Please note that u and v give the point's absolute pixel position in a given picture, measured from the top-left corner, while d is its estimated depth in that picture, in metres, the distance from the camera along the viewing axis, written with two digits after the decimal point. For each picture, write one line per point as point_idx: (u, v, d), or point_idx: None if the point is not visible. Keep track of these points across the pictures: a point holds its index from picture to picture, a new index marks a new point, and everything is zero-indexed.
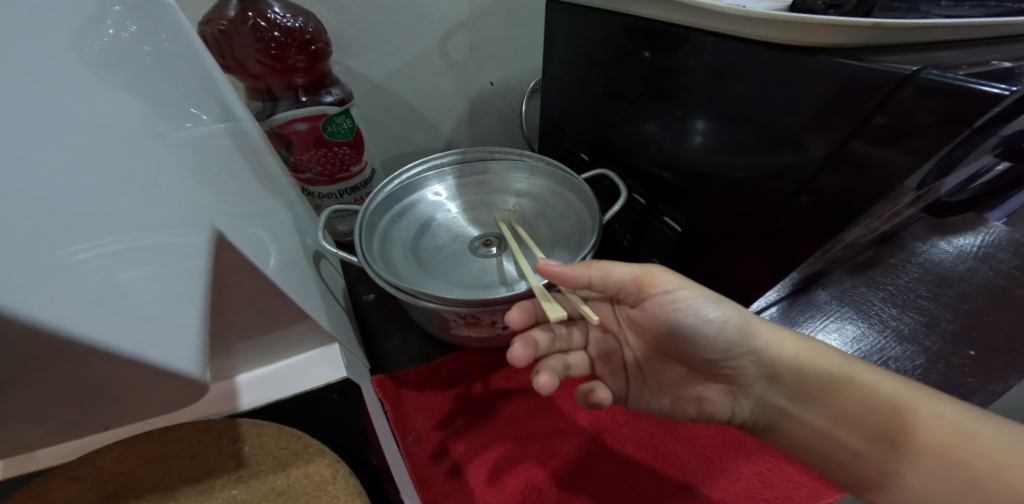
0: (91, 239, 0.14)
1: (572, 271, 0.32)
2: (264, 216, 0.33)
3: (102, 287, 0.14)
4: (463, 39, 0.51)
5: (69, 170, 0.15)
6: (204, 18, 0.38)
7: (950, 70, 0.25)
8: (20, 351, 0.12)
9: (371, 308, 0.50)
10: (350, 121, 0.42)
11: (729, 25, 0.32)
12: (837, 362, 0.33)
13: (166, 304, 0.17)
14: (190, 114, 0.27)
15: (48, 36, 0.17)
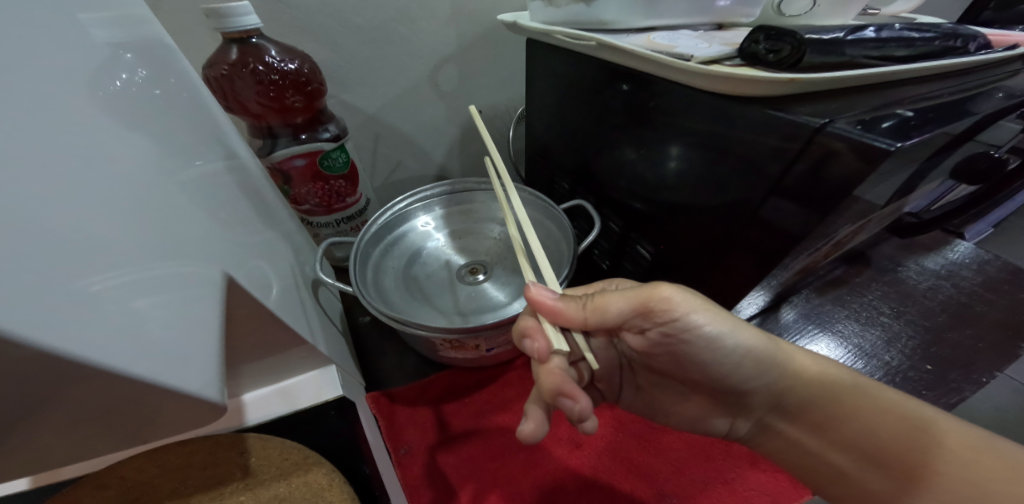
0: (102, 275, 0.18)
1: (565, 309, 0.33)
2: (265, 250, 0.36)
3: (113, 310, 0.18)
4: (452, 71, 0.55)
5: (89, 224, 0.18)
6: (208, 63, 0.41)
7: (853, 119, 0.29)
8: (47, 372, 0.15)
9: (367, 329, 0.53)
10: (345, 155, 0.45)
11: (682, 76, 0.36)
12: (851, 384, 0.36)
13: (165, 332, 0.20)
14: (198, 153, 0.30)
15: (79, 100, 0.20)
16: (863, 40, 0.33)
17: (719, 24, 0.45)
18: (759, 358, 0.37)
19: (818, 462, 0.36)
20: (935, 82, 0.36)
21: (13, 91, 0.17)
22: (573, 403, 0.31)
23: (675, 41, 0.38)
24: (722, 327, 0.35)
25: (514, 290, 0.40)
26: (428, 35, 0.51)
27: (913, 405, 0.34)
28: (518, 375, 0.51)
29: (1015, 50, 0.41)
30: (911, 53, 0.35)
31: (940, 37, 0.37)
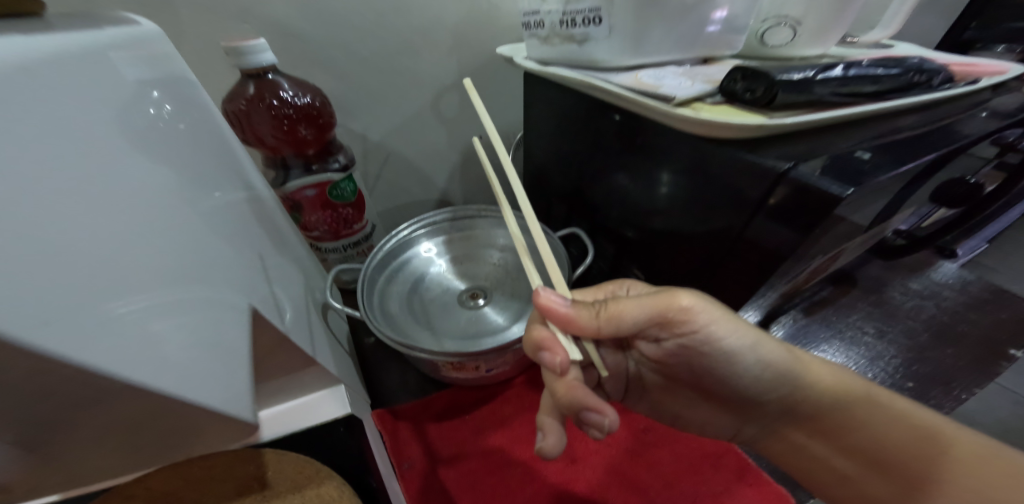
0: (126, 299, 0.19)
1: (577, 317, 0.34)
2: (279, 277, 0.39)
3: (144, 327, 0.20)
4: (452, 99, 0.61)
5: (120, 251, 0.20)
6: (227, 97, 0.44)
7: (815, 165, 0.32)
8: (84, 386, 0.17)
9: (372, 349, 0.56)
10: (353, 184, 0.48)
11: (663, 116, 0.38)
12: (864, 395, 0.40)
13: (185, 351, 0.22)
14: (217, 184, 0.33)
15: (115, 134, 0.23)
16: (829, 78, 0.36)
17: (705, 58, 0.49)
18: (774, 367, 0.40)
19: (826, 467, 0.41)
20: (903, 117, 0.39)
21: (71, 133, 0.20)
22: (601, 417, 0.31)
23: (661, 80, 0.40)
24: (743, 338, 0.38)
25: (511, 315, 0.43)
26: (430, 65, 0.57)
27: (920, 417, 0.38)
28: (515, 393, 0.54)
29: (975, 83, 0.43)
30: (877, 89, 0.38)
31: (908, 72, 0.39)
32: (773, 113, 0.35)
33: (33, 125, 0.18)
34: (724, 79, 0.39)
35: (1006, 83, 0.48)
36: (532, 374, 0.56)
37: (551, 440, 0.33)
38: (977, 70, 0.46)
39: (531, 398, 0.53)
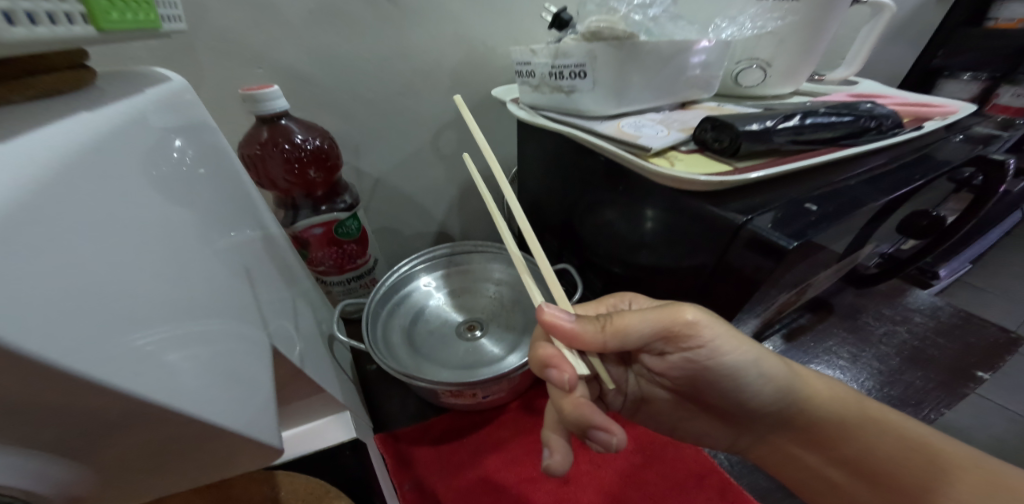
0: (147, 332, 0.21)
1: (581, 332, 0.37)
2: (291, 312, 0.43)
3: (165, 357, 0.22)
4: (450, 135, 0.70)
5: (148, 287, 0.23)
6: (243, 142, 0.49)
7: (772, 213, 0.36)
8: (120, 405, 0.19)
9: (374, 376, 0.60)
10: (357, 222, 0.52)
11: (638, 168, 0.42)
12: (855, 407, 0.44)
13: (205, 379, 0.24)
14: (233, 225, 0.37)
15: (143, 181, 0.26)
16: (786, 128, 0.41)
17: (682, 101, 0.54)
18: (769, 381, 0.43)
19: (818, 471, 0.45)
20: (858, 162, 0.43)
21: (109, 182, 0.23)
22: (609, 435, 0.34)
23: (639, 130, 0.44)
24: (742, 355, 0.41)
25: (507, 346, 0.49)
26: (429, 103, 0.65)
27: (903, 426, 0.42)
28: (511, 417, 0.57)
29: (921, 129, 0.50)
30: (832, 134, 0.43)
31: (860, 118, 0.45)
32: (738, 162, 0.39)
33: (84, 182, 0.22)
34: (697, 127, 0.43)
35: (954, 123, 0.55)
36: (526, 399, 0.60)
37: (557, 458, 0.36)
38: (927, 115, 0.54)
39: (526, 421, 0.56)
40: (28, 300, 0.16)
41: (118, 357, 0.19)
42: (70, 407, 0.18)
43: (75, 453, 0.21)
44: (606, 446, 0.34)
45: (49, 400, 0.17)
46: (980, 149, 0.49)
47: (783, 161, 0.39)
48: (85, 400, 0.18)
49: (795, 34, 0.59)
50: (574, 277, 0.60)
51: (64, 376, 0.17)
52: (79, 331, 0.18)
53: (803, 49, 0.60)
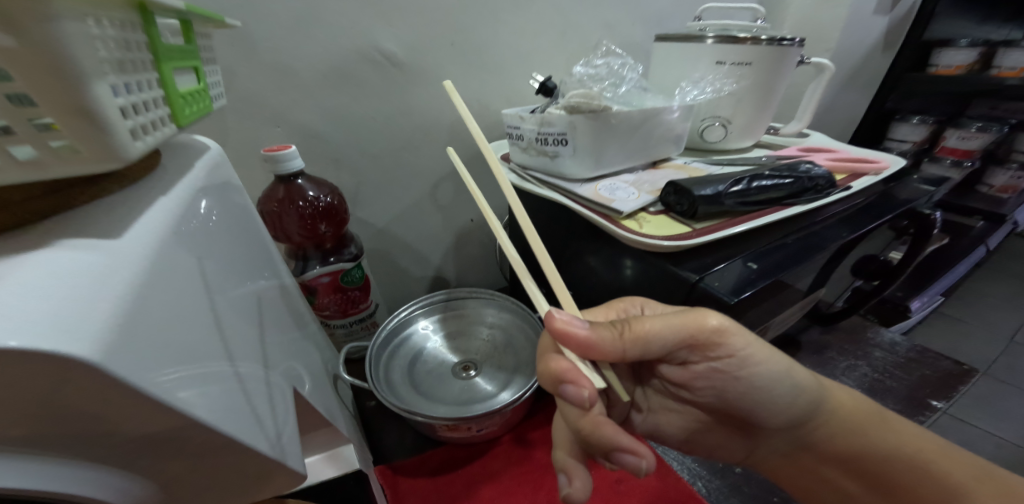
0: (168, 368, 0.23)
1: (598, 342, 0.39)
2: (299, 353, 0.47)
3: (177, 393, 0.23)
4: (448, 186, 0.86)
5: (178, 327, 0.25)
6: (262, 199, 0.58)
7: (724, 266, 0.44)
8: (162, 419, 0.23)
9: (373, 411, 0.65)
10: (361, 271, 0.62)
11: (609, 233, 0.49)
12: (878, 416, 0.56)
13: (216, 415, 0.26)
14: (248, 277, 0.41)
15: (183, 237, 0.30)
16: (735, 191, 0.49)
17: (654, 160, 0.64)
18: (799, 389, 0.53)
19: (847, 469, 0.56)
20: (798, 219, 0.51)
21: (156, 236, 0.27)
22: (636, 458, 0.37)
23: (614, 193, 0.52)
24: (776, 365, 0.51)
25: (499, 382, 0.58)
26: (428, 160, 0.82)
27: (917, 433, 0.54)
28: (504, 449, 0.61)
29: (851, 188, 0.59)
30: (775, 196, 0.52)
31: (799, 180, 0.53)
32: (696, 223, 0.48)
33: (141, 239, 0.25)
34: (662, 192, 0.51)
35: (889, 176, 0.64)
36: (518, 432, 0.64)
37: (576, 484, 0.41)
38: (863, 170, 0.64)
39: (518, 454, 0.60)
40: (93, 325, 0.19)
41: (147, 381, 0.21)
42: (149, 429, 0.23)
43: (130, 468, 0.25)
44: (634, 470, 0.37)
45: (110, 409, 0.21)
46: (907, 201, 0.59)
47: (733, 223, 0.48)
48: (148, 416, 0.22)
49: (749, 101, 0.75)
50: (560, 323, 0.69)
51: (116, 386, 0.20)
52: (127, 353, 0.20)
53: (756, 112, 0.76)
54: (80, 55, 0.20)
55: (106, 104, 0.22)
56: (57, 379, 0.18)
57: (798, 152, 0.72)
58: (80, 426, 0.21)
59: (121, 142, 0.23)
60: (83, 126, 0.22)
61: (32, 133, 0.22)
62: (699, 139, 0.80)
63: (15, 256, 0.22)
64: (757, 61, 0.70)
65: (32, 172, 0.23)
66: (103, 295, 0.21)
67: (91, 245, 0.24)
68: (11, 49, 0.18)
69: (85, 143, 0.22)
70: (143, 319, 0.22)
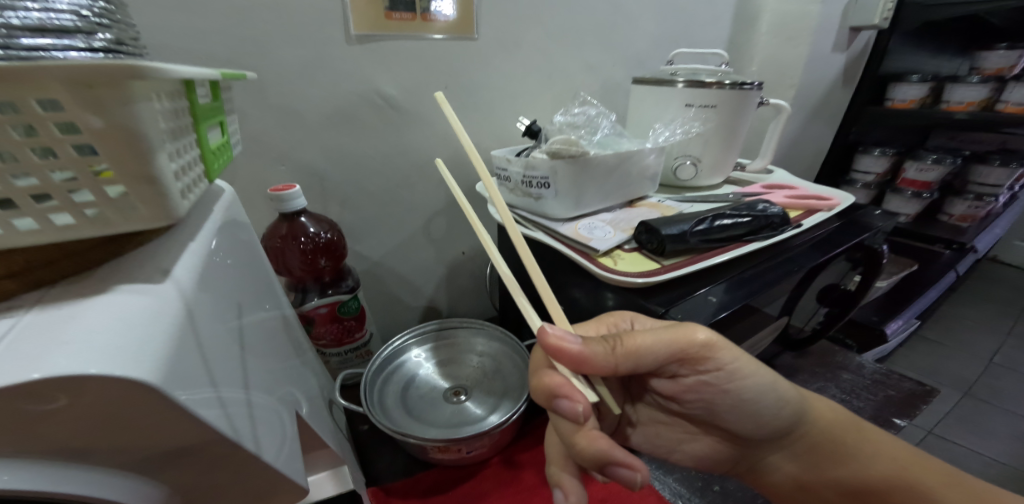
0: (195, 388, 0.26)
1: (591, 355, 0.43)
2: (297, 378, 0.50)
3: (202, 410, 0.26)
4: (441, 220, 0.93)
5: (203, 354, 0.29)
6: (266, 235, 0.65)
7: (693, 297, 0.52)
8: (193, 435, 0.26)
9: (366, 435, 0.68)
10: (356, 302, 0.68)
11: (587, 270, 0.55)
12: (853, 426, 0.63)
13: (231, 433, 0.29)
14: (252, 310, 0.44)
15: (205, 277, 0.34)
16: (699, 231, 0.56)
17: (631, 200, 0.70)
18: (782, 400, 0.58)
19: (833, 476, 0.62)
20: (753, 254, 0.60)
21: (184, 277, 0.31)
22: (631, 470, 0.40)
23: (592, 232, 0.58)
24: (763, 378, 0.56)
25: (488, 407, 0.62)
26: (423, 196, 0.88)
27: (889, 441, 0.61)
28: (493, 470, 0.65)
29: (802, 226, 0.68)
30: (734, 233, 0.59)
31: (756, 218, 0.61)
32: (665, 259, 0.55)
33: (174, 280, 0.30)
34: (635, 231, 0.59)
35: (838, 213, 0.77)
36: (506, 454, 0.67)
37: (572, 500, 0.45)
38: (816, 207, 0.75)
39: (506, 475, 0.64)
40: (145, 353, 0.23)
41: (182, 398, 0.24)
42: (184, 443, 0.27)
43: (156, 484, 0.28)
44: (627, 481, 0.39)
45: (153, 427, 0.24)
46: (861, 236, 0.71)
47: (696, 259, 0.55)
48: (181, 432, 0.26)
49: (716, 140, 0.82)
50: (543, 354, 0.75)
51: (162, 401, 0.23)
52: (171, 374, 0.24)
53: (722, 149, 0.84)
54: (150, 130, 0.25)
55: (165, 170, 0.27)
56: (115, 397, 0.22)
57: (761, 190, 0.83)
58: (127, 442, 0.25)
59: (173, 202, 0.28)
60: (145, 187, 0.26)
61: (105, 199, 0.26)
62: (673, 177, 0.88)
63: (81, 302, 0.26)
64: (721, 103, 0.78)
65: (100, 232, 0.27)
66: (150, 327, 0.25)
67: (135, 288, 0.28)
68: (102, 129, 0.24)
69: (147, 204, 0.27)
70: (185, 351, 0.26)
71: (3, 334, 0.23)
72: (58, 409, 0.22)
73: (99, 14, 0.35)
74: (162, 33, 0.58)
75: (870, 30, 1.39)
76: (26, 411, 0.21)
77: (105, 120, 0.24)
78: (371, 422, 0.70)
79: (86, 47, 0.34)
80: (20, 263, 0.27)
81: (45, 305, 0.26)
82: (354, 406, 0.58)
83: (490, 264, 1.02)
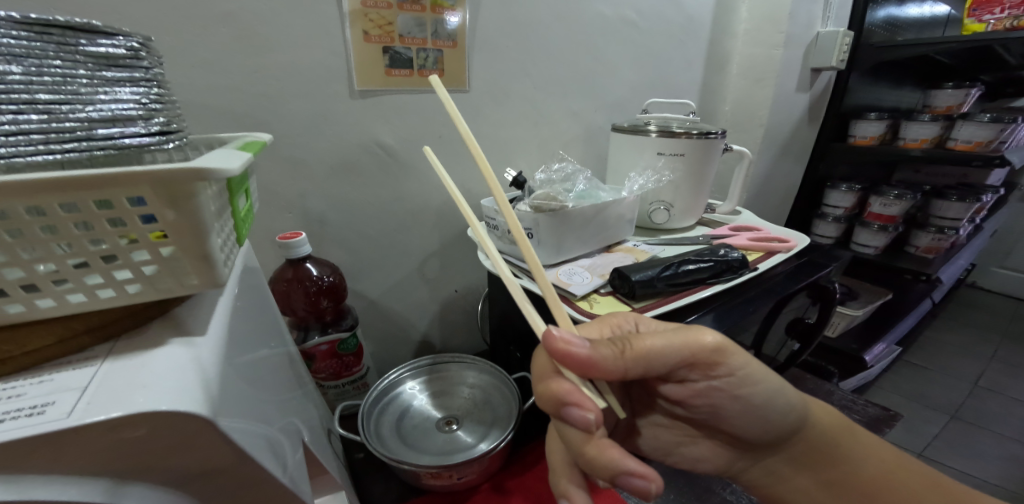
0: (237, 425, 0.33)
1: (601, 359, 0.47)
2: (300, 411, 0.56)
3: (242, 443, 0.33)
4: (435, 259, 1.00)
5: (238, 395, 0.35)
6: (273, 278, 0.71)
7: (682, 324, 0.58)
8: (233, 464, 0.33)
9: (360, 464, 0.73)
10: (354, 339, 0.75)
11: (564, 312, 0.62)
12: (848, 431, 0.66)
13: (261, 465, 0.35)
14: (262, 351, 0.51)
15: (233, 328, 0.40)
16: (665, 277, 0.64)
17: (608, 244, 0.78)
18: (790, 405, 0.61)
19: (830, 476, 0.64)
20: (713, 295, 0.68)
21: (220, 329, 0.37)
22: (645, 482, 0.42)
23: (570, 278, 0.66)
24: (773, 383, 0.59)
25: (477, 436, 0.67)
26: (419, 237, 0.96)
27: (876, 448, 0.66)
28: (482, 497, 0.70)
29: (759, 269, 0.77)
30: (697, 278, 0.67)
31: (716, 263, 0.69)
32: (635, 303, 0.62)
33: (213, 332, 0.36)
34: (610, 277, 0.66)
35: (796, 253, 0.86)
36: (495, 482, 0.72)
37: None
38: (776, 249, 0.84)
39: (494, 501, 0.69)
40: (203, 395, 0.30)
41: (229, 433, 0.31)
42: (225, 469, 0.33)
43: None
44: (643, 493, 0.42)
45: (204, 458, 0.31)
46: (812, 275, 0.81)
47: (663, 302, 0.63)
48: (225, 461, 0.32)
49: (686, 186, 0.91)
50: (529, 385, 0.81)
51: (216, 435, 0.30)
52: (221, 413, 0.31)
53: (692, 194, 0.92)
54: (208, 219, 0.32)
55: (216, 247, 0.34)
56: (181, 434, 0.29)
57: (729, 231, 0.93)
58: (179, 467, 0.31)
59: (220, 271, 0.35)
60: (200, 261, 0.33)
61: (168, 270, 0.33)
62: (648, 220, 0.97)
63: (145, 353, 0.32)
64: (689, 152, 0.87)
65: (161, 297, 0.34)
66: (202, 374, 0.31)
67: (185, 339, 0.34)
68: (175, 221, 0.31)
69: (199, 273, 0.34)
70: (226, 393, 0.33)
71: (88, 380, 0.30)
72: (138, 440, 0.28)
73: (155, 99, 0.41)
74: (189, 96, 0.66)
75: (830, 72, 1.52)
76: (112, 438, 0.27)
77: (177, 212, 0.31)
78: (366, 451, 0.75)
79: (146, 131, 0.40)
80: (96, 321, 0.33)
81: (115, 355, 0.32)
82: (351, 435, 0.64)
83: (481, 299, 1.09)
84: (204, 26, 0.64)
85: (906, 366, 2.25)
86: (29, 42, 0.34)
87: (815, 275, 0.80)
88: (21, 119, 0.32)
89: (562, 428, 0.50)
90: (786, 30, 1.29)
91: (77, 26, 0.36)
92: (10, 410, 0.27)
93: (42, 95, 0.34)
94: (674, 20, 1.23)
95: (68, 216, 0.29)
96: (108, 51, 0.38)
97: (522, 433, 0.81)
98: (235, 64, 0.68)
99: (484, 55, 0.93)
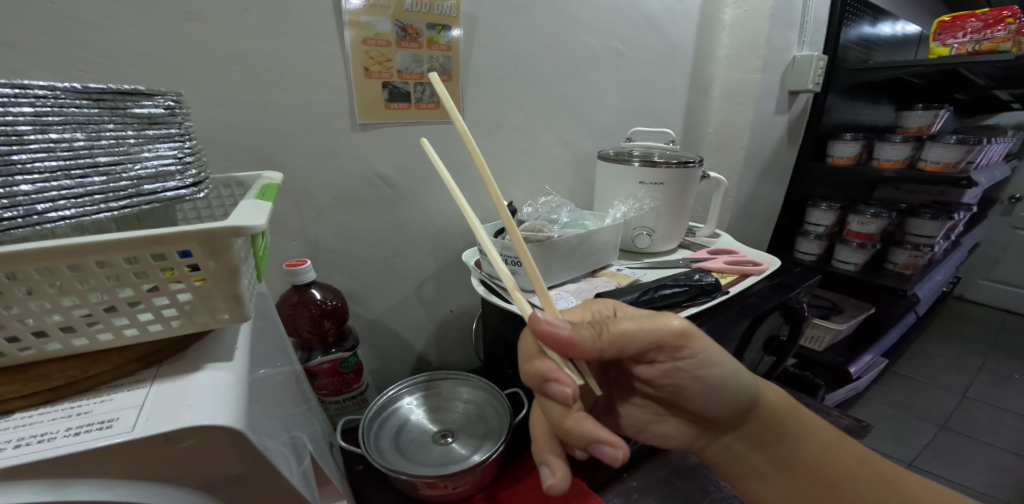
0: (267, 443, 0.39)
1: (579, 339, 0.52)
2: (306, 425, 0.62)
3: (271, 458, 0.39)
4: (432, 280, 1.07)
5: (263, 417, 0.42)
6: (280, 301, 0.78)
7: (653, 311, 0.65)
8: (264, 477, 0.39)
9: (360, 476, 0.78)
10: (354, 358, 0.81)
11: None
12: (793, 403, 0.71)
13: (289, 479, 0.41)
14: (273, 373, 0.57)
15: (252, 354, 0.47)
16: (641, 301, 0.72)
17: (593, 270, 0.85)
18: (743, 386, 0.67)
19: (782, 450, 0.70)
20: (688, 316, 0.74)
21: (243, 355, 0.44)
22: (614, 449, 0.48)
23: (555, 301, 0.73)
24: (728, 366, 0.65)
25: (471, 448, 0.73)
26: (417, 260, 1.03)
27: (813, 416, 0.72)
28: None
29: (732, 291, 0.83)
30: (673, 301, 0.74)
31: (691, 287, 0.76)
32: None
33: (239, 356, 0.43)
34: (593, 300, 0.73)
35: (768, 275, 0.93)
36: (488, 492, 0.78)
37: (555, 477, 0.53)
38: (748, 271, 0.91)
39: None
40: (240, 412, 0.37)
41: (260, 448, 0.37)
42: (258, 479, 0.39)
43: None
44: (610, 458, 0.48)
45: (242, 470, 0.37)
46: (783, 296, 0.88)
47: None
48: (260, 473, 0.38)
49: (666, 213, 0.98)
50: (519, 400, 0.87)
51: (251, 449, 0.36)
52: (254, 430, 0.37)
53: (671, 221, 1.00)
54: (241, 267, 0.39)
55: (244, 290, 0.40)
56: (223, 447, 0.35)
57: (708, 255, 1.00)
58: (215, 475, 0.36)
59: (246, 309, 0.41)
60: (231, 301, 0.40)
61: (205, 308, 0.40)
62: (632, 244, 1.04)
63: (186, 377, 0.39)
64: (667, 181, 0.94)
65: (198, 328, 0.40)
66: (235, 393, 0.38)
67: (217, 363, 0.41)
68: (214, 270, 0.38)
69: (231, 310, 0.40)
70: (254, 411, 0.39)
71: (142, 399, 0.36)
72: (187, 452, 0.34)
73: (189, 153, 0.47)
74: (208, 138, 0.73)
75: (806, 95, 1.61)
76: (166, 448, 0.33)
77: (217, 263, 0.37)
78: (365, 464, 0.80)
79: (182, 184, 0.45)
80: (144, 351, 0.40)
81: (161, 379, 0.39)
82: (353, 448, 0.70)
83: (476, 319, 1.16)
84: (226, 71, 0.71)
85: (897, 377, 2.30)
86: (88, 109, 0.39)
87: (785, 296, 0.87)
88: (86, 182, 0.38)
89: (543, 403, 0.56)
90: (764, 55, 1.38)
91: (126, 92, 0.42)
92: (82, 425, 0.34)
93: (101, 158, 0.39)
94: (656, 51, 1.32)
95: (130, 266, 0.35)
96: (150, 113, 0.44)
97: (513, 445, 0.86)
98: (251, 106, 0.75)
99: (477, 89, 1.01)
